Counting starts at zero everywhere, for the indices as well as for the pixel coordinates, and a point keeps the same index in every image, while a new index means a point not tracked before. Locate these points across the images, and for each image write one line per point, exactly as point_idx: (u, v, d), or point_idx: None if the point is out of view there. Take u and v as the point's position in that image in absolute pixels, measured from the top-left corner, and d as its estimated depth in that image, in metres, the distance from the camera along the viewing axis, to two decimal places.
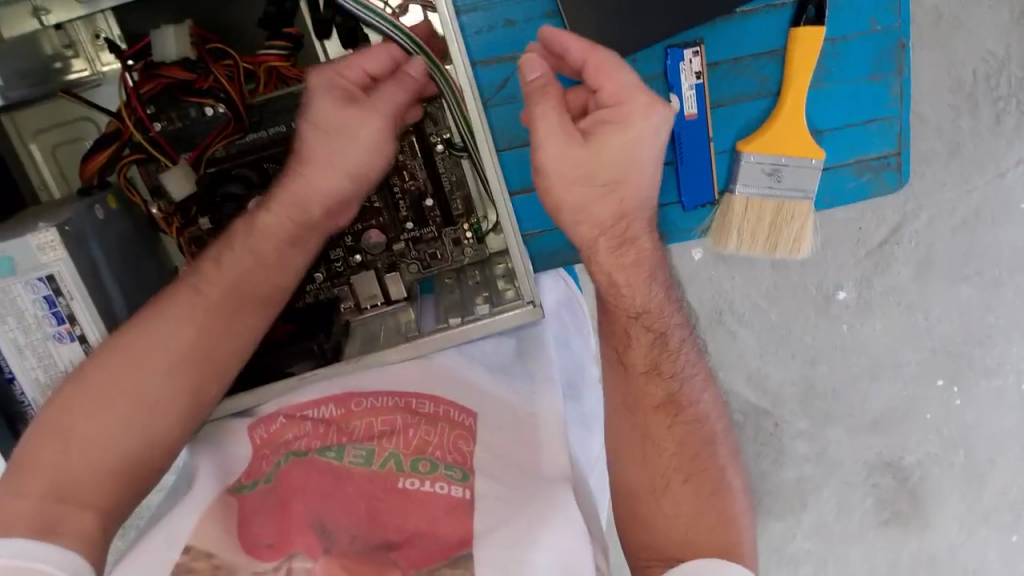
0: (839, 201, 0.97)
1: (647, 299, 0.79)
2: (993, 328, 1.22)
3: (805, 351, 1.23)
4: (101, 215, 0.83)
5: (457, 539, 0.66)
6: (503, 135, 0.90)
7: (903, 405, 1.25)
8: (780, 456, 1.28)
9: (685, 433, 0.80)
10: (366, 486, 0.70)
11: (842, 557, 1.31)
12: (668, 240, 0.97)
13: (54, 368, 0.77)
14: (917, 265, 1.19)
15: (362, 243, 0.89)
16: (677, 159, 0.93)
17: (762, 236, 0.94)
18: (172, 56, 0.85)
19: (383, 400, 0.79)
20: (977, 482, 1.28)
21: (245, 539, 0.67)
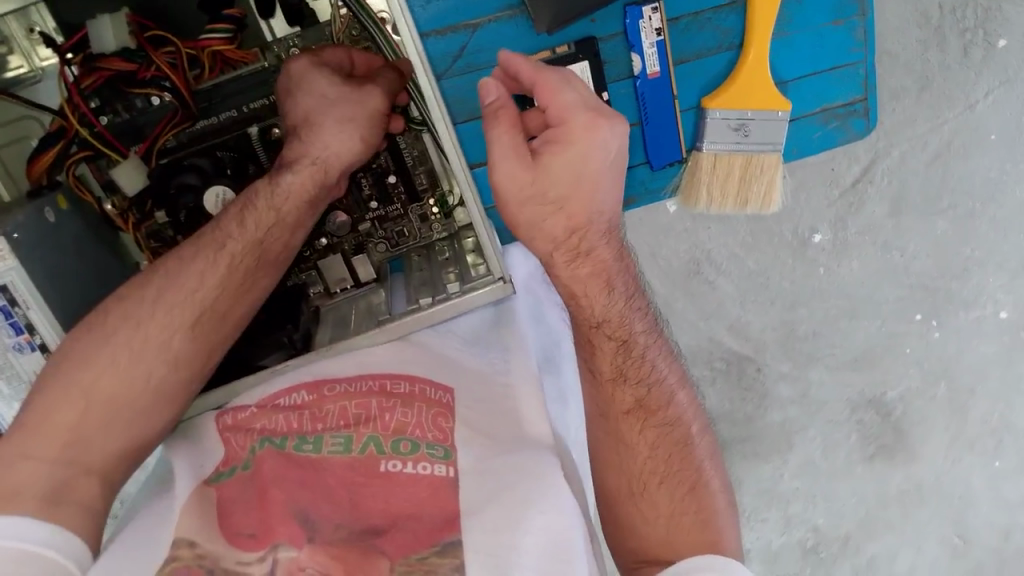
0: (806, 151, 0.97)
1: (607, 308, 0.77)
2: (969, 260, 1.23)
3: (783, 296, 1.24)
4: (51, 218, 0.80)
5: (442, 521, 0.66)
6: (463, 106, 0.88)
7: (883, 342, 1.26)
8: (764, 400, 1.29)
9: (656, 436, 0.78)
10: (346, 474, 0.70)
11: (830, 494, 1.33)
12: (638, 202, 0.96)
13: (17, 378, 0.76)
14: (891, 202, 1.19)
15: (327, 226, 0.87)
16: (642, 120, 0.91)
17: (731, 192, 0.93)
18: (110, 46, 0.85)
19: (358, 384, 0.77)
20: (960, 411, 1.30)
21: (224, 531, 0.63)
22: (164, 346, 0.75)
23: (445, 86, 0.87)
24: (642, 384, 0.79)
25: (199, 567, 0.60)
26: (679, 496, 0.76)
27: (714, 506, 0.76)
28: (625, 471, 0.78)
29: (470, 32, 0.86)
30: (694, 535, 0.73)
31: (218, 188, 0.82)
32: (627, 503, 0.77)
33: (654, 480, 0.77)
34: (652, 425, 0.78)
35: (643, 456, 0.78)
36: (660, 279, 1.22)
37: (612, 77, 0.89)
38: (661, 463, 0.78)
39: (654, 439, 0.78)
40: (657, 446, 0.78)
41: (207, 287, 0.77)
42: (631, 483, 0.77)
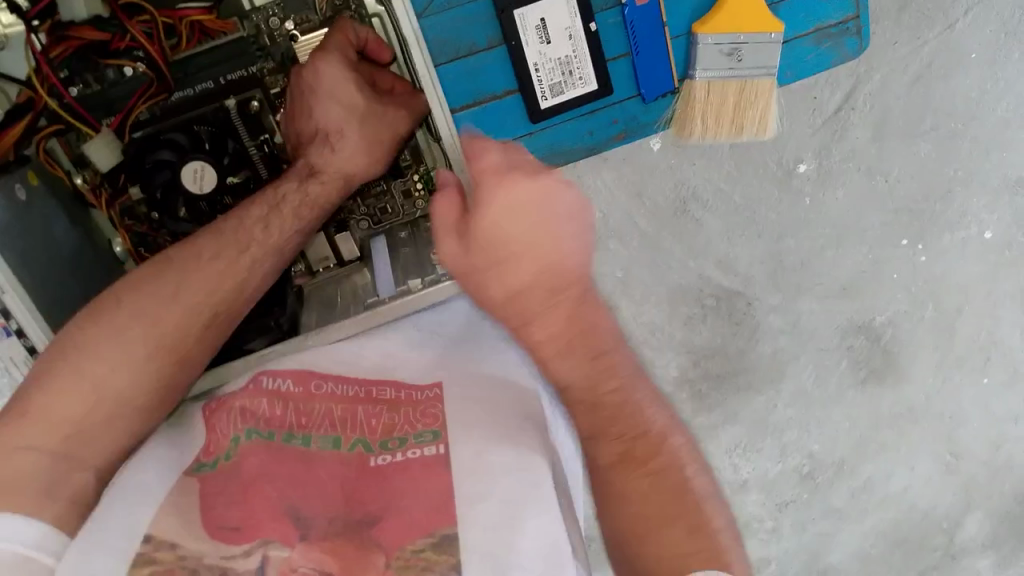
0: (800, 74, 0.94)
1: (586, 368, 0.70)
2: (954, 181, 1.23)
3: (770, 228, 1.24)
4: (22, 196, 0.78)
5: (432, 503, 0.65)
6: (446, 46, 0.84)
7: (870, 268, 1.27)
8: (755, 333, 1.29)
9: (656, 479, 0.69)
10: (339, 470, 0.69)
11: (823, 419, 1.34)
12: (631, 137, 0.92)
13: None
14: (874, 127, 1.20)
15: None
16: (632, 50, 0.87)
17: (726, 119, 0.92)
18: (82, 14, 0.85)
19: (344, 388, 0.76)
20: (947, 331, 1.31)
21: (207, 525, 0.63)
22: (174, 347, 0.74)
23: (426, 25, 0.83)
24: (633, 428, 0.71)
25: (180, 568, 0.60)
26: (672, 512, 0.68)
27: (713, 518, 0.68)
28: (620, 496, 0.70)
29: None
30: (683, 551, 0.66)
31: (194, 163, 0.80)
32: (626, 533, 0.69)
33: (626, 500, 0.69)
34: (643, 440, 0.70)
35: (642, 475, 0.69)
36: (646, 217, 1.22)
37: (598, 6, 0.85)
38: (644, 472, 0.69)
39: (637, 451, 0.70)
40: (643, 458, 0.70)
41: (217, 290, 0.77)
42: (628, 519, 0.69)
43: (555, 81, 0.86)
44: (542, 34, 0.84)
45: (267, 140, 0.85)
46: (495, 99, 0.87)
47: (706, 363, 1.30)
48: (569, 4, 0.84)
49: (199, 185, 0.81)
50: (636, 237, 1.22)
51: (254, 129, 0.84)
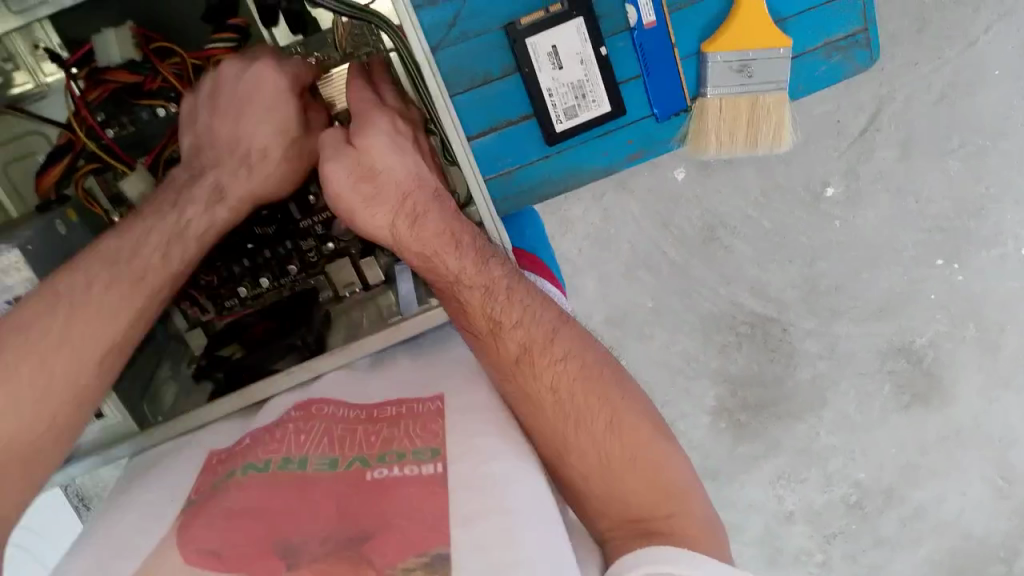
0: (812, 88, 0.94)
1: (555, 376, 0.65)
2: (986, 198, 1.22)
3: (801, 253, 1.23)
4: (63, 230, 0.76)
5: (430, 523, 0.54)
6: (460, 75, 0.86)
7: (906, 289, 1.25)
8: (793, 359, 1.27)
9: (643, 477, 0.62)
10: (331, 487, 0.58)
11: (867, 447, 1.32)
12: (646, 157, 0.93)
13: None
14: (901, 146, 1.20)
15: (332, 230, 0.78)
16: (643, 72, 0.89)
17: (739, 133, 0.93)
18: (116, 59, 0.78)
19: (346, 411, 0.67)
20: (991, 351, 1.29)
21: (185, 555, 0.54)
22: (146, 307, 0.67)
23: (443, 56, 0.86)
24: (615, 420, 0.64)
25: None
26: (646, 484, 0.62)
27: (687, 487, 0.63)
28: (596, 462, 0.63)
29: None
30: (659, 513, 0.61)
31: (220, 196, 0.75)
32: (603, 500, 0.63)
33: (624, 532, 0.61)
34: (612, 393, 0.65)
35: (613, 442, 0.63)
36: (674, 246, 1.22)
37: (608, 30, 0.88)
38: (613, 436, 0.63)
39: (612, 415, 0.64)
40: (609, 424, 0.63)
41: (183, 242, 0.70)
42: (607, 490, 0.62)
43: (569, 105, 0.88)
44: (555, 60, 0.87)
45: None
46: (511, 125, 0.89)
47: (745, 392, 1.28)
48: (580, 31, 0.87)
49: (227, 217, 0.76)
50: (665, 266, 1.22)
51: None
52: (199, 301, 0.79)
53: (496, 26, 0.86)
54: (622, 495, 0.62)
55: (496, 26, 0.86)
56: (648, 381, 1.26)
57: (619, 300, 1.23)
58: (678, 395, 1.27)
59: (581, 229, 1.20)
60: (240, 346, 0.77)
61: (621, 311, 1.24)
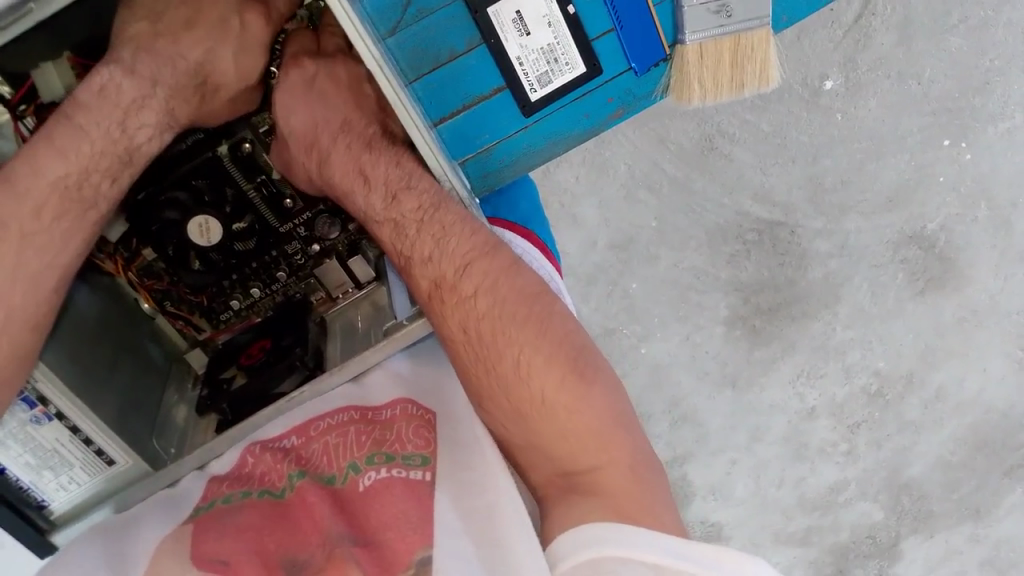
0: (798, 16, 0.85)
1: (464, 318, 0.62)
2: (991, 72, 1.18)
3: (804, 152, 1.20)
4: None
5: (416, 521, 0.57)
6: (422, 60, 0.79)
7: (913, 175, 1.22)
8: (804, 260, 1.25)
9: (576, 425, 0.60)
10: (324, 495, 0.61)
11: (886, 335, 1.30)
12: (629, 112, 0.85)
13: (44, 450, 0.65)
14: (899, 29, 1.15)
15: (316, 232, 0.76)
16: (616, 25, 0.80)
17: (725, 78, 0.83)
18: (60, 92, 0.69)
19: (339, 416, 0.66)
20: (1005, 227, 1.26)
21: (194, 558, 0.57)
22: None
23: (400, 41, 0.78)
24: (522, 359, 0.61)
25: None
26: (560, 434, 0.60)
27: (608, 426, 0.61)
28: (511, 409, 0.61)
29: None
30: (576, 465, 0.60)
31: (199, 219, 0.71)
32: (519, 443, 0.62)
33: (557, 480, 0.61)
34: (524, 331, 0.62)
35: (523, 385, 0.61)
36: (673, 162, 1.20)
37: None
38: (523, 380, 0.61)
39: (521, 356, 0.61)
40: (519, 367, 0.61)
41: None
42: (524, 435, 0.62)
43: (542, 72, 0.80)
44: (521, 27, 0.78)
45: (266, 180, 0.73)
46: (484, 100, 0.81)
47: (757, 298, 1.27)
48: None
49: (207, 239, 0.72)
50: (666, 184, 1.21)
51: (249, 170, 0.72)
52: (194, 321, 0.80)
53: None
54: (540, 444, 0.61)
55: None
56: (659, 301, 1.25)
57: (622, 224, 1.22)
58: (692, 310, 1.26)
59: (575, 156, 1.19)
60: (241, 371, 0.77)
61: (625, 236, 1.22)
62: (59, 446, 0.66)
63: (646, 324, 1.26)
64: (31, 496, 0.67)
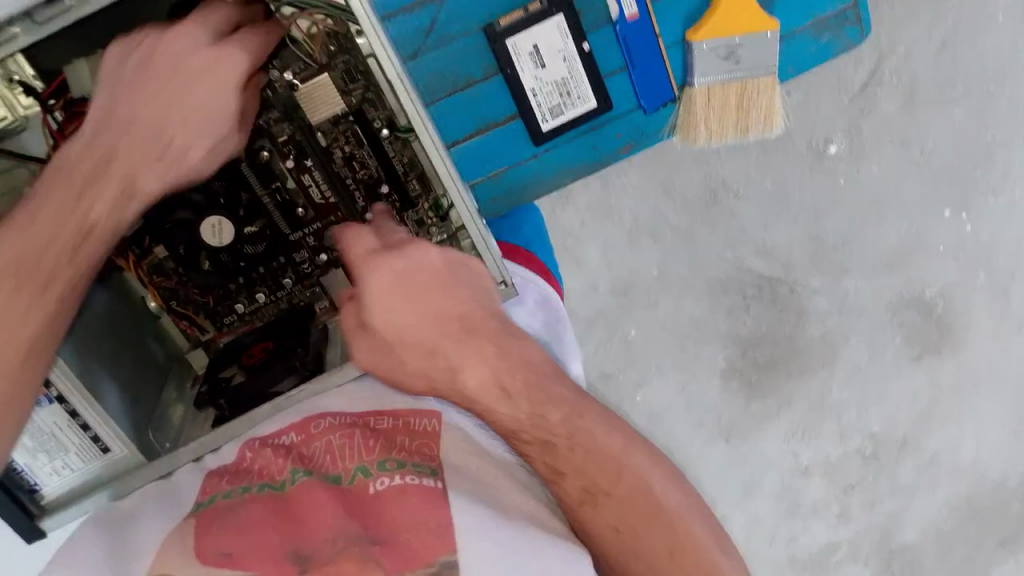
0: (802, 67, 0.92)
1: (513, 414, 0.65)
2: (993, 144, 1.20)
3: (806, 210, 1.22)
4: None
5: (436, 527, 0.56)
6: (441, 83, 0.83)
7: (913, 240, 1.24)
8: (803, 317, 1.26)
9: (632, 496, 0.64)
10: (334, 496, 0.60)
11: (881, 397, 1.31)
12: (635, 149, 0.91)
13: (39, 432, 0.66)
14: (903, 97, 1.17)
15: (325, 240, 0.78)
16: (629, 65, 0.86)
17: (730, 120, 0.89)
18: (91, 91, 0.71)
19: (342, 419, 0.68)
20: (1003, 296, 1.27)
21: (198, 553, 0.55)
22: None
23: (421, 64, 0.83)
24: (573, 447, 0.65)
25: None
26: (622, 504, 0.63)
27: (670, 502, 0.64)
28: (571, 489, 0.64)
29: (438, 4, 0.81)
30: (635, 535, 0.63)
31: (212, 219, 0.73)
32: (575, 516, 0.64)
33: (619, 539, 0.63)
34: (575, 431, 0.65)
35: (580, 473, 0.64)
36: (678, 213, 1.21)
37: (590, 24, 0.84)
38: (579, 467, 0.64)
39: (576, 447, 0.65)
40: (574, 457, 0.64)
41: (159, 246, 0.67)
42: (580, 509, 0.64)
43: (554, 103, 0.85)
44: (537, 60, 0.83)
45: (280, 188, 0.75)
46: (497, 126, 0.86)
47: (755, 352, 1.27)
48: (561, 27, 0.83)
49: (218, 239, 0.74)
50: (669, 233, 1.22)
51: (265, 177, 0.74)
52: (199, 321, 0.81)
53: (475, 28, 0.82)
54: (598, 514, 0.64)
55: (476, 28, 0.82)
56: (658, 349, 1.26)
57: (624, 270, 1.23)
58: (689, 360, 1.27)
59: (583, 201, 1.19)
60: (240, 370, 0.77)
61: (626, 281, 1.23)
62: (55, 429, 0.67)
63: (643, 372, 1.27)
64: (25, 481, 0.68)
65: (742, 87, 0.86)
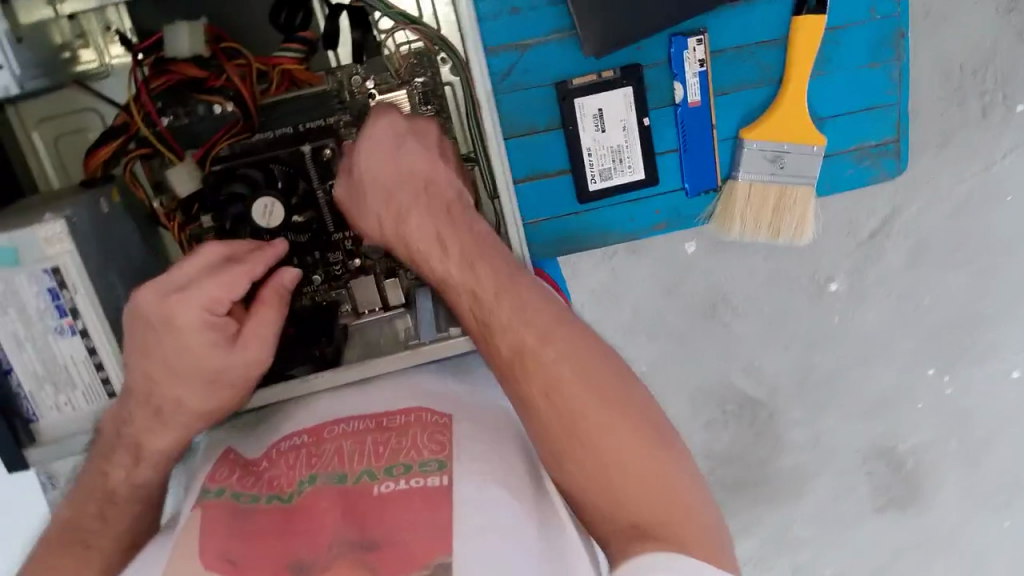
0: (838, 186, 0.96)
1: (526, 358, 0.69)
2: (986, 315, 1.24)
3: (799, 340, 1.25)
4: (105, 209, 0.83)
5: (433, 529, 0.59)
6: (509, 122, 0.90)
7: (896, 392, 1.27)
8: (778, 445, 1.28)
9: (639, 467, 0.64)
10: (337, 498, 0.63)
11: (839, 542, 1.32)
12: (669, 229, 0.96)
13: (53, 360, 0.74)
14: (909, 253, 1.22)
15: (362, 248, 0.84)
16: (680, 146, 0.93)
17: (765, 220, 0.93)
18: (183, 52, 0.86)
19: (356, 422, 0.71)
20: (972, 465, 1.30)
21: (201, 557, 0.60)
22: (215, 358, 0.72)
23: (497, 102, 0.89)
24: (580, 399, 0.66)
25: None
26: (628, 475, 0.64)
27: (686, 499, 0.63)
28: (577, 448, 0.65)
29: (521, 51, 0.88)
30: (639, 509, 0.62)
31: (263, 200, 0.78)
32: (578, 477, 0.65)
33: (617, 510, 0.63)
34: (589, 389, 0.67)
35: (584, 425, 0.66)
36: (677, 315, 1.23)
37: (653, 103, 0.91)
38: (584, 423, 0.66)
39: (585, 402, 0.66)
40: (580, 414, 0.66)
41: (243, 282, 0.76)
42: (581, 468, 0.65)
43: (605, 167, 0.92)
44: (598, 123, 0.91)
45: (333, 186, 0.82)
46: (549, 176, 0.93)
47: (725, 470, 1.29)
48: (627, 99, 0.90)
49: (267, 222, 0.79)
50: (665, 333, 1.23)
51: (323, 172, 0.81)
52: None
53: (548, 82, 0.90)
54: (604, 476, 0.64)
55: (548, 83, 0.90)
56: None
57: None
58: None
59: (588, 284, 1.20)
60: None
61: None
62: (67, 363, 0.75)
63: None
64: (26, 406, 0.76)
65: (780, 191, 0.92)
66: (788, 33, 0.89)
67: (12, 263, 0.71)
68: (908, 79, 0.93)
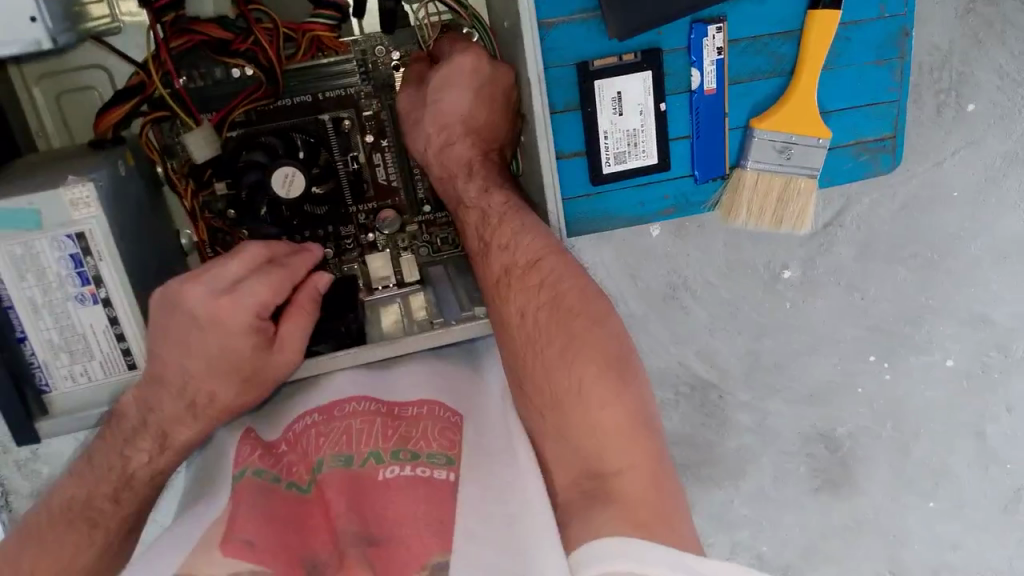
0: (837, 180, 0.97)
1: (523, 302, 0.79)
2: (926, 308, 1.29)
3: (751, 327, 1.28)
4: (122, 171, 0.88)
5: (433, 522, 0.68)
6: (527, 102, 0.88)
7: (839, 379, 1.31)
8: (724, 427, 1.32)
9: (613, 416, 0.71)
10: (347, 484, 0.74)
11: (776, 522, 1.36)
12: (679, 213, 0.96)
13: (70, 329, 0.81)
14: (859, 246, 1.26)
15: (376, 221, 0.99)
16: (693, 133, 0.92)
17: (768, 210, 0.94)
18: (208, 13, 0.94)
19: (368, 404, 0.83)
20: (904, 451, 1.35)
21: (218, 544, 0.66)
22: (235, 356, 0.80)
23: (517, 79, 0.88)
24: (573, 340, 0.75)
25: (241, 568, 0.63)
26: (595, 424, 0.71)
27: (660, 493, 0.67)
28: (556, 379, 0.74)
29: (544, 30, 0.87)
30: (601, 460, 0.69)
31: (286, 169, 0.90)
32: (546, 409, 0.75)
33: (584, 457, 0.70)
34: (581, 336, 0.76)
35: (567, 369, 0.74)
36: (637, 299, 1.26)
37: (671, 88, 0.90)
38: (567, 364, 0.74)
39: (572, 347, 0.75)
40: (566, 354, 0.75)
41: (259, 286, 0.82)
42: (555, 401, 0.74)
43: (620, 150, 0.91)
44: (617, 107, 0.89)
45: (353, 159, 0.97)
46: (562, 157, 0.92)
47: (674, 451, 1.32)
48: (645, 83, 0.89)
49: (286, 189, 0.90)
50: (625, 316, 1.26)
51: (343, 145, 0.96)
52: None
53: (569, 63, 0.88)
54: (573, 410, 0.72)
55: (570, 62, 0.88)
56: None
57: None
58: None
59: None
60: None
61: None
62: (87, 331, 0.82)
63: None
64: (39, 376, 0.82)
65: (785, 183, 0.93)
66: (803, 26, 0.89)
67: (34, 226, 0.77)
68: (908, 77, 0.94)
